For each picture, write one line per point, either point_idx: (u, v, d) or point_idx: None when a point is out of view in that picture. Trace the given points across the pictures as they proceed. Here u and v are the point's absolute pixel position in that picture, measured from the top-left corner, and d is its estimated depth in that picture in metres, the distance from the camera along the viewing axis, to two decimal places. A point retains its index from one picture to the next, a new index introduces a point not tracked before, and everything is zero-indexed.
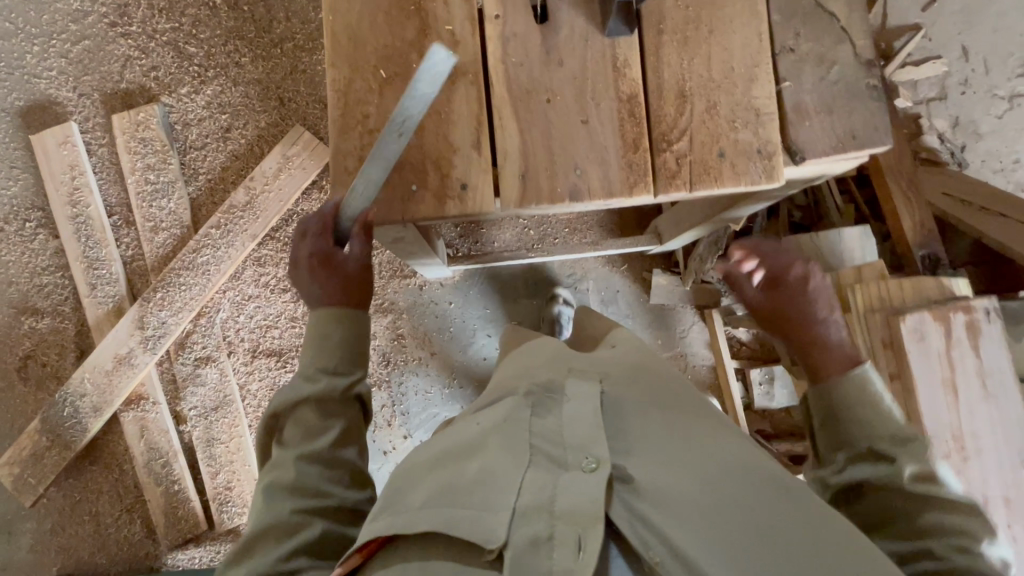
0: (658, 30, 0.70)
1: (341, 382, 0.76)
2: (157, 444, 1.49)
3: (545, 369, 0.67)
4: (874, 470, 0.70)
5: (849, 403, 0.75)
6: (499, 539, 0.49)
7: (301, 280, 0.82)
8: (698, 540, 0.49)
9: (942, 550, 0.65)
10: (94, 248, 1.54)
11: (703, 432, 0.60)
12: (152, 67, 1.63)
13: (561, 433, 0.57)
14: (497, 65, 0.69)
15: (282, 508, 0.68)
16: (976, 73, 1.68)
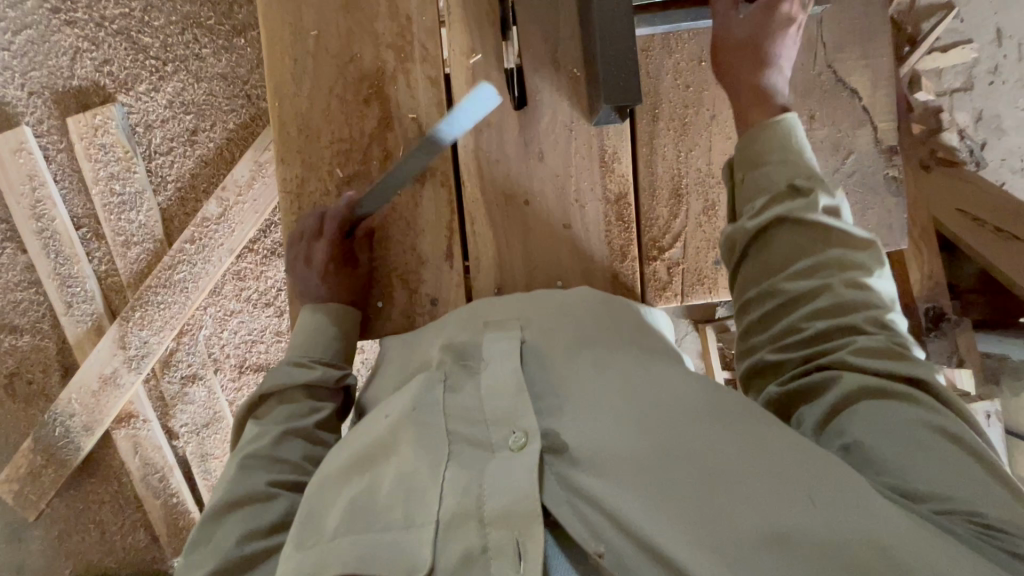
0: (652, 117, 0.82)
1: (336, 372, 0.74)
2: (152, 459, 1.52)
3: (454, 337, 0.70)
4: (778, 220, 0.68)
5: (770, 148, 0.70)
6: (424, 563, 0.49)
7: (309, 280, 0.78)
8: (619, 508, 0.49)
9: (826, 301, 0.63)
10: (66, 265, 1.49)
11: (617, 372, 0.61)
12: (104, 61, 1.46)
13: (479, 408, 0.59)
14: (472, 165, 0.81)
15: (258, 478, 0.63)
16: (1008, 60, 1.49)
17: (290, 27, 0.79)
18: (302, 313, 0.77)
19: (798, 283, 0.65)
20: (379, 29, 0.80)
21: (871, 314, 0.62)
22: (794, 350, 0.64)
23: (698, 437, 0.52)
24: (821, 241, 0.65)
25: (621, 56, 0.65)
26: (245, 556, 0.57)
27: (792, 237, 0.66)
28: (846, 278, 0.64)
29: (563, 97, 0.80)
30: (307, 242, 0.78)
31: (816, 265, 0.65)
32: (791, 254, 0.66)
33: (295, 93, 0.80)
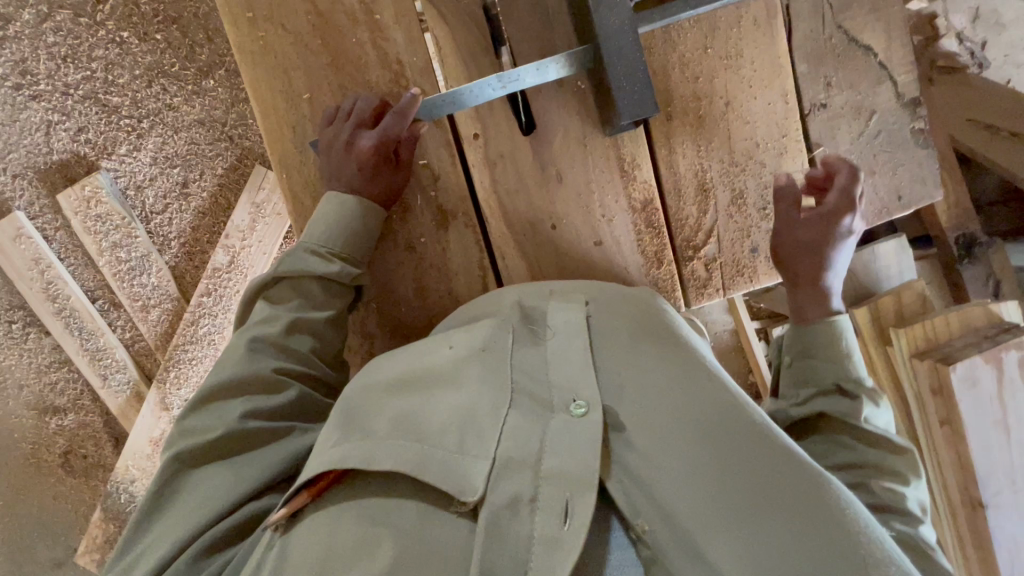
0: (667, 115, 0.76)
1: (352, 271, 0.71)
2: None
3: (523, 297, 0.68)
4: (828, 406, 0.72)
5: (821, 344, 0.74)
6: (474, 493, 0.48)
7: (342, 166, 0.69)
8: (665, 499, 0.50)
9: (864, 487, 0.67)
10: (91, 339, 1.50)
11: (683, 358, 0.58)
12: (80, 130, 1.40)
13: (547, 368, 0.58)
14: (492, 202, 0.76)
15: (267, 362, 0.66)
16: None
17: (279, 92, 0.72)
18: (328, 197, 0.70)
19: (831, 466, 0.70)
20: (373, 79, 0.72)
21: (902, 516, 0.65)
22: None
23: (766, 454, 0.50)
24: (856, 438, 0.71)
25: (632, 71, 0.63)
26: (247, 429, 0.63)
27: (830, 428, 0.73)
28: (882, 478, 0.68)
29: (572, 112, 0.75)
30: (348, 124, 0.70)
31: (850, 457, 0.70)
32: (827, 448, 0.72)
33: (300, 161, 0.73)
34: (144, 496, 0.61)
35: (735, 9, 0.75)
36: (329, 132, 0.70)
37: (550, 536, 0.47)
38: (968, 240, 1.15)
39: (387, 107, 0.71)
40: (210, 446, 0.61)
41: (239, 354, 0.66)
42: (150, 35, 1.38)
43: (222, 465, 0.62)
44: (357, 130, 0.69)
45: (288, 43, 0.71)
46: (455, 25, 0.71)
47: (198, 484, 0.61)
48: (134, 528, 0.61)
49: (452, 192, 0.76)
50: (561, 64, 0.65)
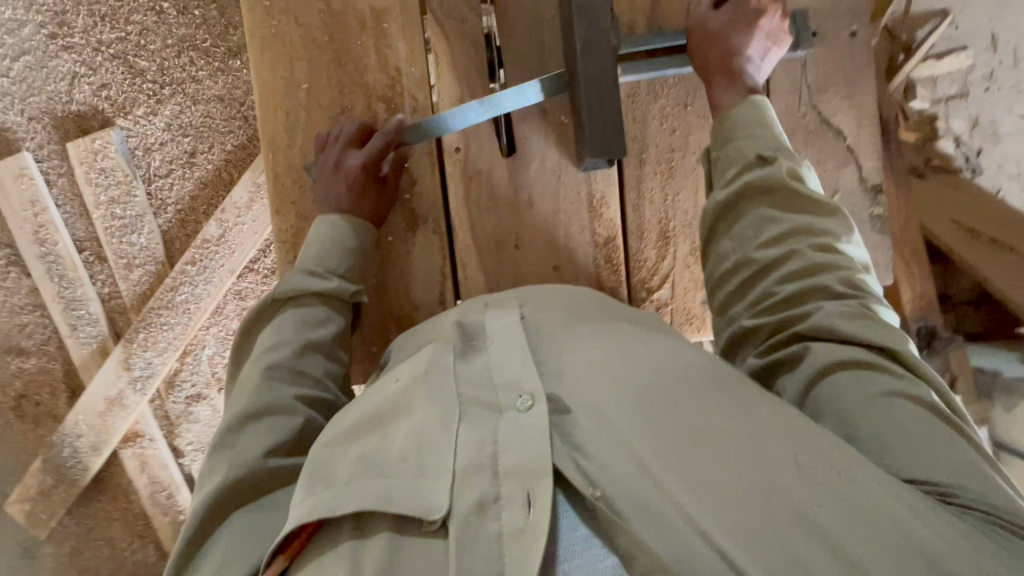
0: (639, 162, 0.79)
1: (351, 288, 0.72)
2: (159, 477, 1.58)
3: (461, 316, 0.68)
4: (757, 178, 0.66)
5: (740, 125, 0.69)
6: (439, 509, 0.48)
7: (332, 188, 0.73)
8: (619, 468, 0.48)
9: (798, 261, 0.62)
10: (70, 288, 1.51)
11: (622, 346, 0.60)
12: (103, 86, 1.45)
13: (491, 375, 0.57)
14: (462, 214, 0.78)
15: (285, 390, 0.63)
16: (1003, 66, 1.34)
17: (280, 78, 0.74)
18: (321, 218, 0.73)
19: (767, 252, 0.64)
20: (369, 81, 0.74)
21: (845, 272, 0.61)
22: (769, 312, 0.63)
23: (698, 401, 0.52)
24: (783, 207, 0.66)
25: (607, 114, 0.66)
26: (268, 469, 0.57)
27: (758, 206, 0.67)
28: (817, 243, 0.63)
29: (552, 143, 0.77)
30: (339, 150, 0.73)
31: (784, 230, 0.64)
32: (757, 229, 0.66)
33: (288, 145, 0.76)
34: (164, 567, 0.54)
35: None
36: (322, 157, 0.73)
37: (516, 529, 0.46)
38: (930, 332, 1.14)
39: (370, 128, 0.74)
40: (233, 487, 0.55)
41: (253, 384, 0.62)
42: (189, 10, 1.43)
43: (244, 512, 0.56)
44: (346, 151, 0.73)
45: (297, 35, 0.74)
46: (455, 44, 0.74)
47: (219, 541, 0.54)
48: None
49: (427, 199, 0.78)
50: (538, 88, 0.67)
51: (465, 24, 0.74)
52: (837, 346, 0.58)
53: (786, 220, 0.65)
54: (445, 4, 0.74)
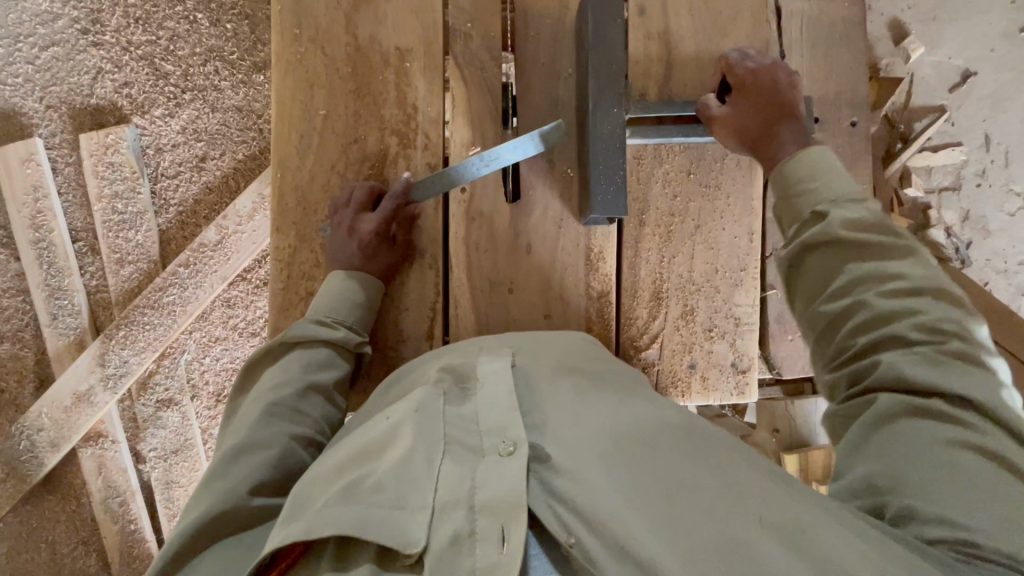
0: (639, 223, 0.80)
1: (358, 338, 0.71)
2: (116, 482, 1.51)
3: (452, 358, 0.64)
4: (816, 231, 0.62)
5: (799, 178, 0.67)
6: (417, 543, 0.44)
7: (347, 249, 0.73)
8: (593, 513, 0.44)
9: (867, 307, 0.57)
10: (57, 277, 1.49)
11: (619, 400, 0.56)
12: (125, 84, 1.47)
13: (477, 417, 0.53)
14: (460, 253, 0.78)
15: (280, 429, 0.61)
16: (995, 165, 1.40)
17: (299, 102, 0.76)
18: (331, 275, 0.73)
19: (832, 303, 0.60)
20: (386, 115, 0.76)
21: (921, 318, 0.55)
22: (843, 365, 0.59)
23: (687, 452, 0.48)
24: (850, 255, 0.60)
25: (611, 173, 0.68)
26: (252, 508, 0.55)
27: (822, 257, 0.62)
28: (884, 289, 0.58)
29: (556, 194, 0.78)
30: (354, 212, 0.74)
31: (847, 278, 0.60)
32: (824, 277, 0.62)
33: (298, 165, 0.77)
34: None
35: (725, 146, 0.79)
36: (336, 218, 0.74)
37: (488, 566, 0.42)
38: None
39: (380, 190, 0.75)
40: (215, 523, 0.53)
41: (250, 421, 0.61)
42: (220, 21, 1.46)
43: (221, 544, 0.54)
44: (359, 215, 0.73)
45: (321, 63, 0.76)
46: (473, 90, 0.76)
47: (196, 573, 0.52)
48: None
49: (427, 234, 0.78)
50: (537, 140, 0.63)
51: (484, 71, 0.76)
52: (907, 398, 0.53)
53: (849, 264, 0.60)
54: (468, 51, 0.76)
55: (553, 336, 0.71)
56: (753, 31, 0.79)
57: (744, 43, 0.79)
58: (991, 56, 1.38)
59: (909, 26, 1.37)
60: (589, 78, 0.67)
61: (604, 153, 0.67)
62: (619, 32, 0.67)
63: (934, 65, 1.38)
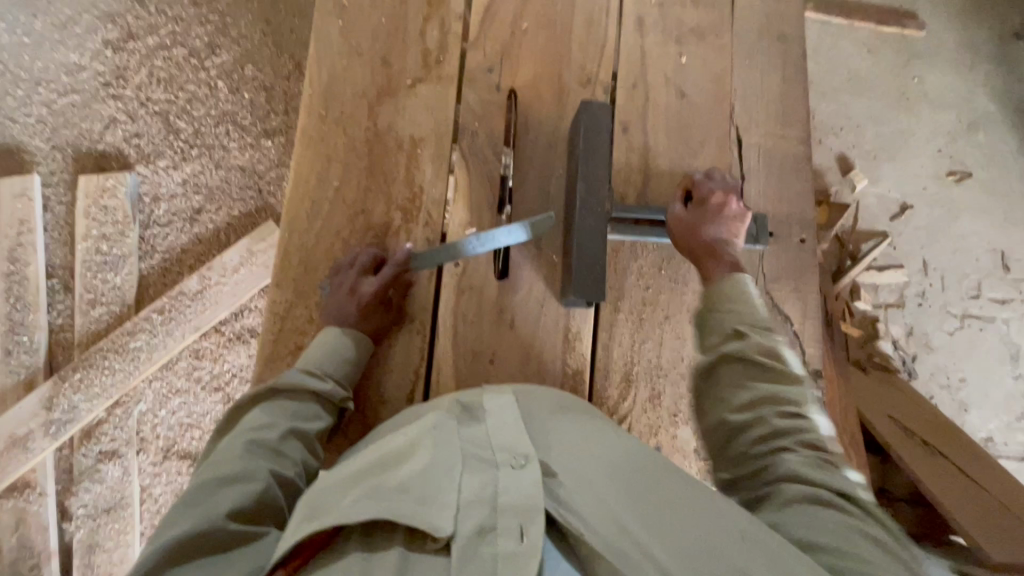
0: (614, 309, 0.86)
1: (342, 393, 0.73)
2: (33, 542, 1.39)
3: (462, 391, 0.66)
4: (730, 346, 0.69)
5: (725, 294, 0.73)
6: (447, 530, 0.47)
7: (340, 310, 0.77)
8: (598, 520, 0.48)
9: (771, 417, 0.64)
10: (22, 312, 1.46)
11: (622, 429, 0.59)
12: (136, 134, 1.54)
13: (489, 437, 0.56)
14: (447, 322, 0.82)
15: (263, 464, 0.62)
16: (933, 288, 1.55)
17: (316, 172, 0.83)
18: (324, 332, 0.76)
19: (739, 414, 0.65)
20: (393, 191, 0.83)
21: (809, 432, 0.63)
22: (744, 469, 0.64)
23: (681, 473, 0.53)
24: (757, 373, 0.67)
25: (593, 261, 0.75)
26: (229, 532, 0.54)
27: (732, 372, 0.68)
28: (780, 408, 0.64)
29: (540, 275, 0.84)
30: (355, 272, 0.78)
31: (752, 395, 0.65)
32: (735, 390, 0.67)
33: (305, 228, 0.82)
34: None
35: None
36: (338, 278, 0.78)
37: (508, 557, 0.46)
38: None
39: (384, 256, 0.81)
40: (195, 540, 0.53)
41: (233, 455, 0.62)
42: (240, 90, 1.56)
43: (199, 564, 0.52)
44: (360, 278, 0.78)
45: (340, 140, 0.84)
46: (474, 178, 0.84)
47: None
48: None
49: (419, 301, 0.82)
50: (529, 229, 0.68)
51: (485, 162, 0.85)
52: (807, 494, 0.57)
53: (751, 378, 0.67)
54: (473, 144, 0.85)
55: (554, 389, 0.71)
56: (719, 154, 0.91)
57: (712, 163, 0.91)
58: (924, 194, 1.58)
59: (854, 162, 1.57)
60: (578, 180, 0.76)
61: (587, 244, 0.75)
62: (605, 145, 0.77)
63: (876, 197, 1.56)
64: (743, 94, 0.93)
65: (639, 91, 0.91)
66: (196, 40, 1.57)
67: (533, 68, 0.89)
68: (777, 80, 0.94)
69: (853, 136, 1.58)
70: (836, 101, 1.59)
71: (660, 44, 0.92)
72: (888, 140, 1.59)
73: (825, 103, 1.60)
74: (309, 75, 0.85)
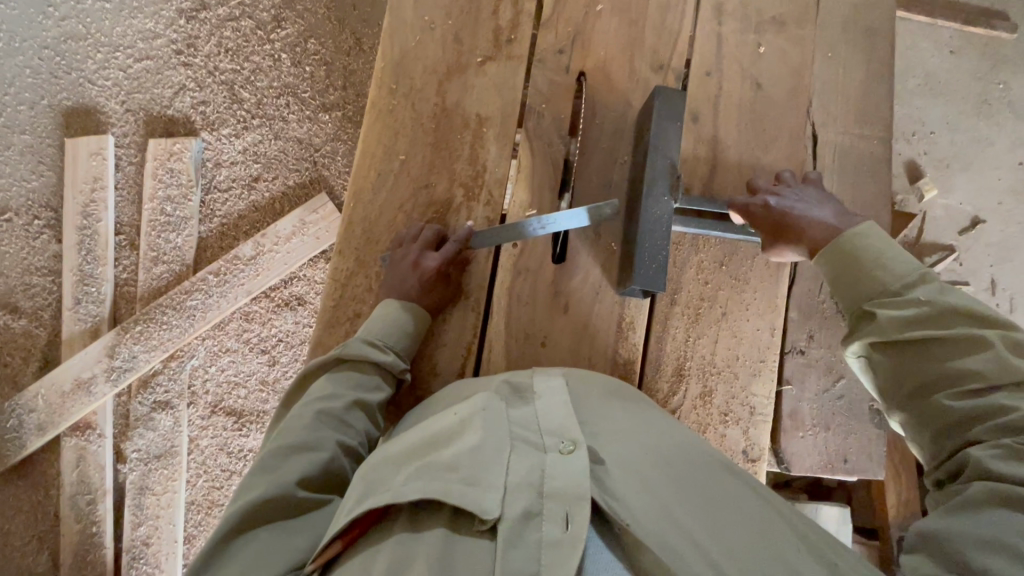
0: (670, 302, 0.84)
1: (402, 366, 0.75)
2: (90, 479, 1.48)
3: (511, 375, 0.66)
4: (871, 330, 0.66)
5: (869, 251, 0.70)
6: (494, 511, 0.47)
7: (399, 283, 0.77)
8: (644, 509, 0.47)
9: (943, 406, 0.59)
10: (91, 264, 1.54)
11: (665, 427, 0.59)
12: (202, 102, 1.60)
13: (537, 420, 0.56)
14: (502, 303, 0.82)
15: (330, 435, 0.65)
16: (1000, 308, 1.46)
17: (383, 146, 0.84)
18: (384, 303, 0.77)
19: (912, 406, 0.62)
20: (457, 169, 0.84)
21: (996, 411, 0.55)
22: (936, 464, 0.60)
23: (728, 478, 0.53)
24: (912, 357, 0.62)
25: (656, 251, 0.74)
26: (300, 498, 0.58)
27: (881, 359, 0.65)
28: (955, 390, 0.58)
29: (598, 261, 0.83)
30: (417, 249, 0.79)
31: (916, 383, 0.61)
32: (895, 381, 0.64)
33: (369, 200, 0.83)
34: (190, 562, 0.54)
35: (756, 246, 0.86)
36: (399, 254, 0.79)
37: (552, 542, 0.45)
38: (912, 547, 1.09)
39: (445, 234, 0.81)
40: (267, 505, 0.57)
41: (303, 423, 0.65)
42: (301, 63, 1.60)
43: (270, 526, 0.57)
44: (423, 253, 0.78)
45: (408, 116, 0.85)
46: (538, 160, 0.84)
47: (242, 548, 0.55)
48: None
49: (475, 279, 0.83)
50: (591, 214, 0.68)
51: (551, 146, 0.84)
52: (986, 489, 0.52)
53: (910, 363, 0.62)
54: (539, 126, 0.85)
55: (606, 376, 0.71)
56: (792, 151, 0.87)
57: (783, 159, 0.87)
58: (998, 209, 1.48)
59: (925, 170, 1.48)
60: (646, 168, 0.75)
61: (650, 232, 0.74)
62: (676, 133, 0.75)
63: (945, 208, 1.48)
64: (821, 90, 0.89)
65: (712, 81, 0.88)
66: (263, 12, 1.61)
67: (604, 52, 0.87)
68: (859, 77, 0.90)
69: (926, 142, 1.49)
70: (911, 104, 1.50)
71: (737, 33, 0.89)
72: (964, 149, 1.49)
73: (899, 105, 1.51)
74: (382, 50, 0.86)
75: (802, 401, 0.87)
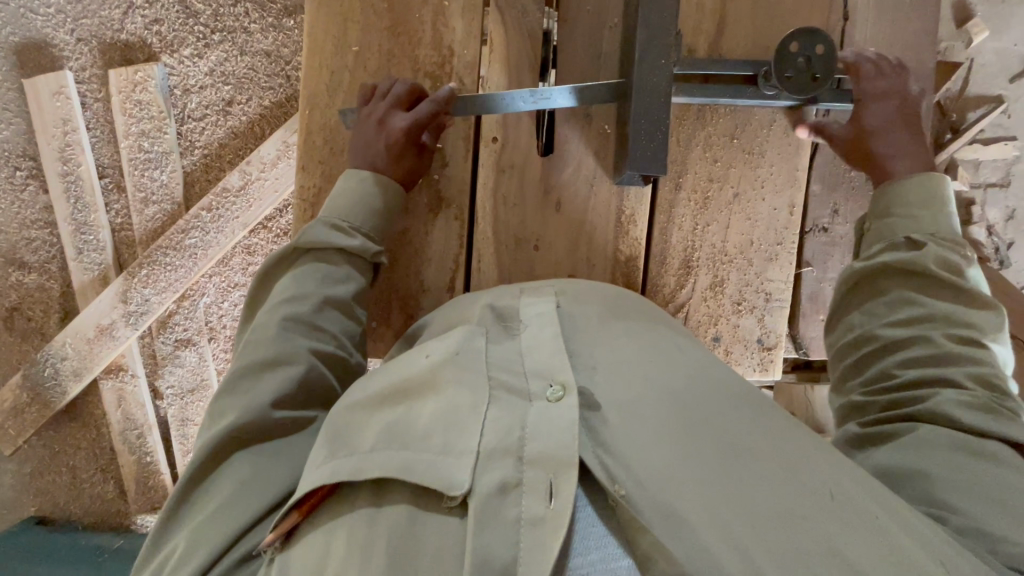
0: (674, 188, 0.77)
1: (373, 248, 0.70)
2: (134, 416, 1.57)
3: (495, 299, 0.62)
4: (907, 255, 0.65)
5: (909, 199, 0.69)
6: (462, 485, 0.43)
7: (367, 144, 0.71)
8: (644, 468, 0.43)
9: (938, 339, 0.60)
10: (82, 212, 1.51)
11: (670, 355, 0.54)
12: (156, 20, 1.45)
13: (523, 360, 0.51)
14: (487, 206, 0.77)
15: (300, 345, 0.62)
16: None
17: (332, 36, 0.75)
18: (351, 171, 0.72)
19: (894, 329, 0.63)
20: (419, 56, 0.74)
21: (972, 361, 0.59)
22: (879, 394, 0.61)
23: (752, 423, 0.48)
24: (927, 292, 0.64)
25: (654, 128, 0.65)
26: (274, 420, 0.58)
27: (896, 286, 0.66)
28: (952, 332, 0.61)
29: (590, 149, 0.76)
30: (385, 108, 0.71)
31: (917, 311, 0.63)
32: (893, 306, 0.65)
33: (326, 105, 0.76)
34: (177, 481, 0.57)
35: (772, 112, 0.77)
36: (364, 112, 0.72)
37: (534, 518, 0.40)
38: None
39: (420, 93, 0.73)
40: (235, 433, 0.57)
41: (270, 332, 0.63)
42: None
43: (253, 449, 0.57)
44: (391, 111, 0.71)
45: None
46: (512, 36, 0.74)
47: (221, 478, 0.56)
48: (164, 524, 0.56)
49: (455, 183, 0.77)
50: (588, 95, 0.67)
51: (526, 16, 0.74)
52: (945, 435, 0.54)
53: (920, 296, 0.63)
54: None
55: (588, 284, 0.66)
56: None
57: None
58: None
59: (976, 7, 1.27)
60: (641, 29, 0.64)
61: (647, 107, 0.65)
62: None
63: (996, 52, 1.29)
64: None
65: None
66: None
67: None
68: None
69: None
70: None
71: None
72: None
73: None
74: None
75: (824, 283, 0.81)
